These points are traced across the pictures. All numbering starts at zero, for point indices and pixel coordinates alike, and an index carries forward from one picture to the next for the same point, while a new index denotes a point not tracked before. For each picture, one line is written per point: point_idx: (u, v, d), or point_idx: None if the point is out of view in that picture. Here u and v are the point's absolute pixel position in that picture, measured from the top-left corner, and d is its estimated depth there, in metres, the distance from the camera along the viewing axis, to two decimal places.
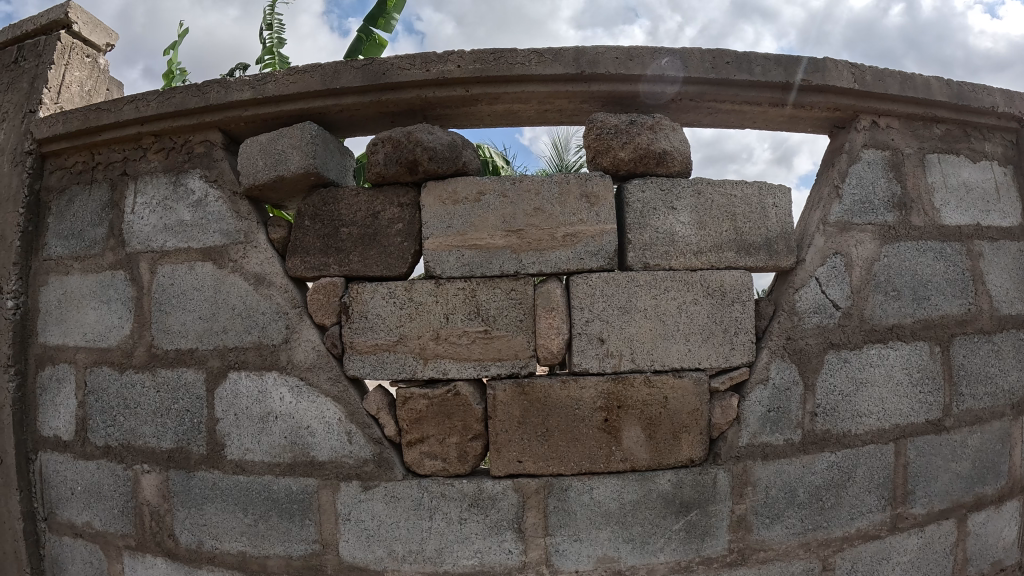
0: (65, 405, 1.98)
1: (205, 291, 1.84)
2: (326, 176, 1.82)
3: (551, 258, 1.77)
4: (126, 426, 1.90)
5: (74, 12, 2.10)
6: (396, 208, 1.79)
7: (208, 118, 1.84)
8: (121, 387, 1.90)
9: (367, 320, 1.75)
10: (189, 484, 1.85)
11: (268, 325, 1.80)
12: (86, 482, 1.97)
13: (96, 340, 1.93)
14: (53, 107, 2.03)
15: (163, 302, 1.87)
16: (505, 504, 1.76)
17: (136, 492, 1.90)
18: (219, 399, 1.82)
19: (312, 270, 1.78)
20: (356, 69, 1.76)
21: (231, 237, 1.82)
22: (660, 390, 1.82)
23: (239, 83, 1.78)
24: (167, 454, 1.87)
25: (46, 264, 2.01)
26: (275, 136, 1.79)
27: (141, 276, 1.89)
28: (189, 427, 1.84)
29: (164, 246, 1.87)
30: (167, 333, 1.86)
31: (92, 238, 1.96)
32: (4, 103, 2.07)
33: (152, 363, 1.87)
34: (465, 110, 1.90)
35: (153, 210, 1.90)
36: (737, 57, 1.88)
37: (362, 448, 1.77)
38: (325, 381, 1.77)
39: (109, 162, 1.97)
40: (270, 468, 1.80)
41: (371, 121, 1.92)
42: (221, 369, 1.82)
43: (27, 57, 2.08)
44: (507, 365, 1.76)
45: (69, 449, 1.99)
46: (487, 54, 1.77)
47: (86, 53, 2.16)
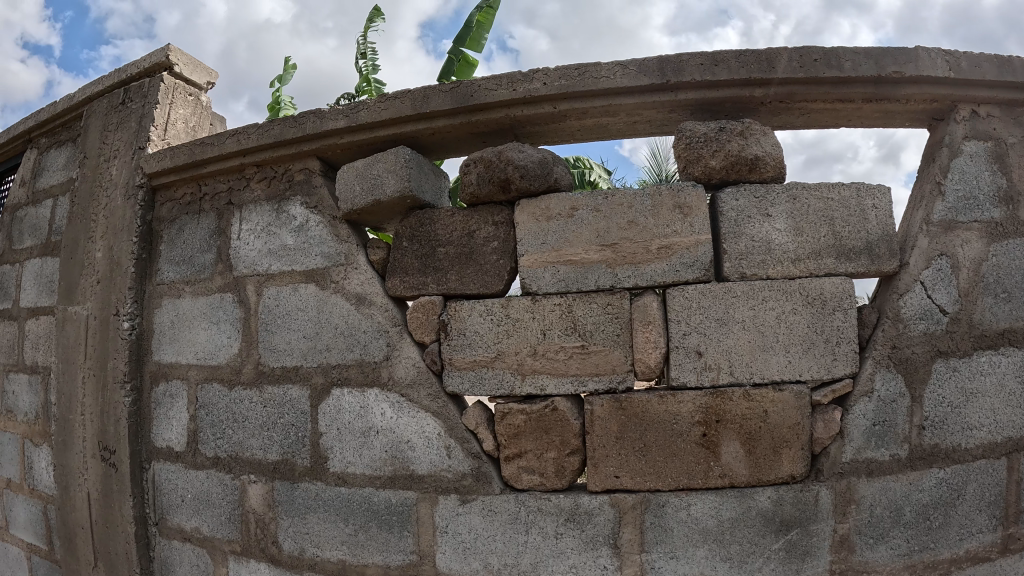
0: (177, 417, 2.08)
1: (309, 311, 1.86)
2: (422, 197, 1.82)
3: (646, 271, 1.75)
4: (235, 438, 1.99)
5: (176, 54, 2.18)
6: (490, 226, 1.78)
7: (306, 148, 1.90)
8: (230, 403, 1.98)
9: (465, 337, 1.75)
10: (293, 494, 1.93)
11: (370, 342, 1.81)
12: (196, 490, 2.09)
13: (206, 359, 2.01)
14: (161, 143, 2.11)
15: (270, 323, 1.91)
16: (601, 520, 1.78)
17: (244, 501, 2.00)
18: (323, 415, 1.86)
19: (411, 289, 1.78)
20: (445, 92, 1.80)
21: (333, 259, 1.84)
22: (760, 404, 1.79)
23: (335, 111, 1.84)
24: (273, 466, 1.95)
25: (159, 288, 2.09)
26: (371, 160, 1.82)
27: (248, 298, 1.94)
28: (294, 440, 1.91)
29: (269, 269, 1.91)
30: (273, 350, 1.90)
31: (202, 264, 2.01)
32: (114, 140, 2.16)
33: (260, 382, 1.93)
34: (554, 128, 1.93)
35: (258, 236, 1.94)
36: (826, 53, 1.86)
37: (461, 463, 1.79)
38: (424, 397, 1.79)
39: (216, 192, 2.03)
40: (371, 480, 1.85)
41: (462, 143, 1.96)
42: (324, 386, 1.85)
43: (133, 98, 2.16)
44: (605, 379, 1.75)
45: (181, 459, 2.10)
46: (570, 70, 1.80)
47: (188, 92, 2.23)
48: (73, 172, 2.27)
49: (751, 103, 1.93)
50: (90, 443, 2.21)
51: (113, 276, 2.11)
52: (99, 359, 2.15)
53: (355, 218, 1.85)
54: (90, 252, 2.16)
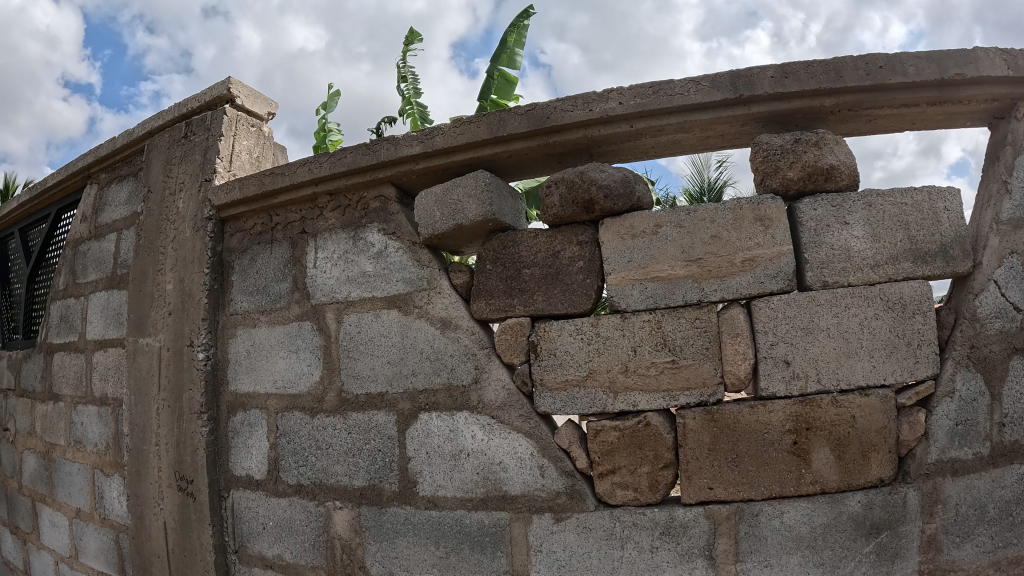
0: (257, 445, 2.09)
1: (392, 337, 1.88)
2: (502, 220, 1.83)
3: (732, 284, 1.78)
4: (318, 465, 2.00)
5: (236, 86, 2.21)
6: (575, 245, 1.83)
7: (380, 175, 1.92)
8: (312, 431, 1.98)
9: (556, 357, 1.80)
10: (381, 519, 1.93)
11: (458, 366, 1.83)
12: (278, 517, 2.09)
13: (285, 388, 2.01)
14: (227, 175, 2.14)
15: (352, 350, 1.92)
16: (697, 532, 1.78)
17: (329, 526, 2.00)
18: (411, 439, 1.88)
19: (498, 311, 1.82)
20: (521, 115, 1.84)
21: (415, 285, 1.85)
22: (848, 409, 1.80)
23: (409, 138, 1.87)
24: (359, 491, 1.96)
25: (233, 318, 2.11)
26: (449, 185, 1.83)
27: (328, 325, 1.95)
28: (381, 465, 1.92)
29: (349, 296, 1.92)
30: (356, 377, 1.92)
31: (277, 293, 2.03)
32: (179, 174, 2.20)
33: (344, 408, 1.94)
34: (628, 145, 1.96)
35: (335, 264, 1.95)
36: (890, 59, 1.87)
37: (555, 482, 1.82)
38: (516, 419, 1.82)
39: (288, 221, 2.05)
40: (463, 503, 1.86)
41: (536, 164, 1.99)
42: (411, 411, 1.87)
43: (197, 131, 2.20)
44: (695, 393, 1.77)
45: (261, 486, 2.11)
46: (645, 88, 1.84)
47: (250, 123, 2.26)
48: (140, 206, 2.32)
49: (820, 112, 1.95)
50: (165, 473, 2.23)
51: (185, 307, 2.12)
52: (174, 390, 2.16)
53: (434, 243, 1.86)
54: (161, 283, 2.19)
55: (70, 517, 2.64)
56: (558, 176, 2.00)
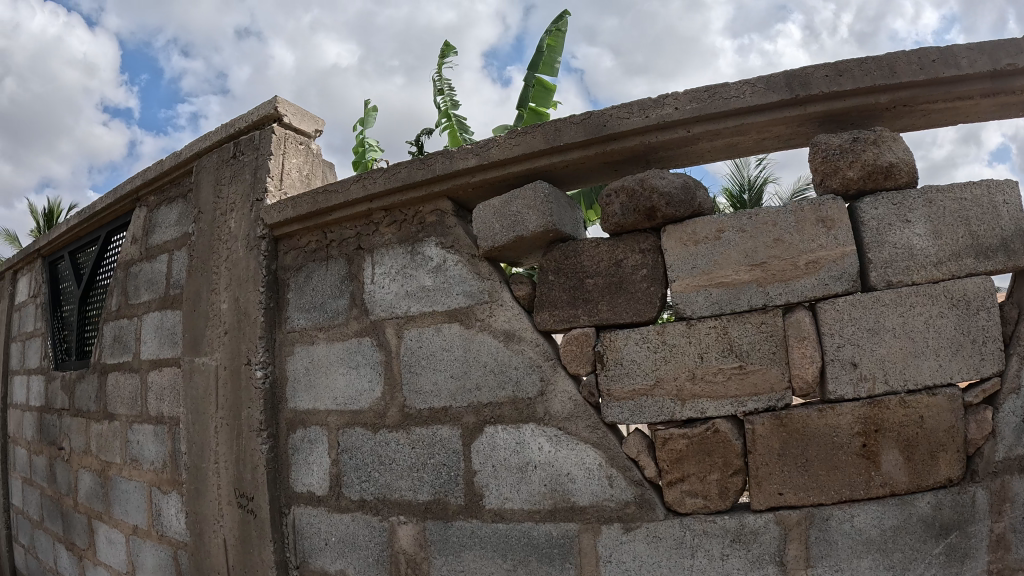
0: (320, 461, 2.12)
1: (454, 350, 1.93)
2: (563, 231, 1.87)
3: (796, 287, 1.78)
4: (382, 481, 2.02)
5: (284, 106, 2.26)
6: (637, 254, 1.87)
7: (437, 188, 1.95)
8: (375, 446, 2.03)
9: (622, 366, 1.83)
10: (447, 533, 1.95)
11: (522, 378, 1.87)
12: (340, 533, 2.10)
13: (347, 404, 2.06)
14: (278, 194, 2.19)
15: (415, 365, 1.97)
16: (767, 538, 1.76)
17: (393, 542, 2.01)
18: (477, 453, 1.91)
19: (562, 322, 1.88)
20: (577, 124, 1.86)
21: (476, 298, 1.90)
22: (916, 410, 1.76)
23: (464, 151, 1.89)
24: (425, 506, 1.98)
25: (290, 335, 2.18)
26: (508, 198, 1.86)
27: (388, 340, 2.00)
28: (447, 479, 1.94)
29: (409, 311, 1.99)
30: (419, 392, 1.97)
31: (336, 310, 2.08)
32: (230, 194, 2.26)
33: (407, 424, 1.98)
34: (684, 150, 1.97)
35: (393, 279, 2.01)
36: (942, 52, 1.81)
37: (624, 491, 1.83)
38: (583, 429, 1.85)
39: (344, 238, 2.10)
40: (530, 515, 1.88)
41: (593, 172, 2.00)
42: (476, 425, 1.91)
43: (246, 151, 2.24)
44: (763, 398, 1.77)
45: (323, 503, 2.13)
46: (700, 92, 1.84)
47: (299, 141, 2.31)
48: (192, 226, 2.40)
49: (875, 109, 1.91)
50: (225, 490, 2.25)
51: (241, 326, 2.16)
52: (232, 409, 2.19)
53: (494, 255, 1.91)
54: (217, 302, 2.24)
55: (127, 533, 2.69)
56: (614, 183, 2.01)
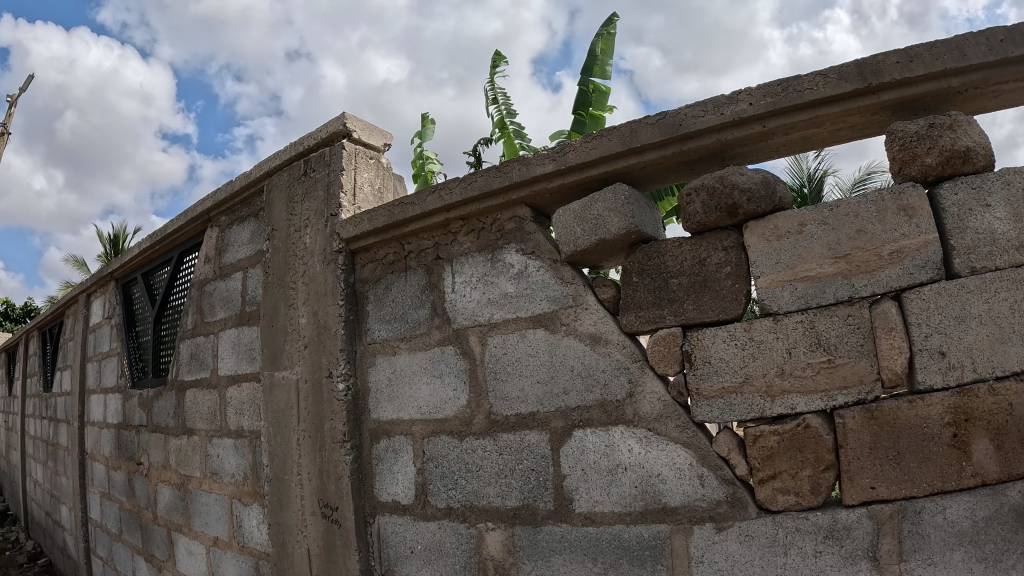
0: (405, 470, 2.24)
1: (540, 356, 2.04)
2: (645, 232, 1.94)
3: (881, 277, 1.74)
4: (470, 488, 2.11)
5: (352, 123, 2.51)
6: (720, 252, 1.90)
7: (515, 195, 2.08)
8: (461, 454, 2.14)
9: (711, 365, 1.86)
10: (536, 538, 2.01)
11: (611, 380, 1.95)
12: (426, 541, 2.18)
13: (431, 413, 2.20)
14: (352, 209, 2.44)
15: (499, 371, 2.10)
16: (860, 533, 1.70)
17: (482, 549, 2.08)
18: (565, 457, 1.99)
19: (649, 322, 1.93)
20: (652, 124, 1.90)
21: (561, 302, 2.01)
22: (1005, 396, 1.63)
23: (541, 157, 2.00)
24: (514, 511, 2.05)
25: (372, 346, 2.36)
26: (588, 202, 1.96)
27: (472, 348, 2.16)
28: (535, 484, 2.02)
29: (492, 318, 2.13)
30: (505, 399, 2.08)
31: (418, 320, 2.27)
32: (305, 210, 2.54)
33: (493, 431, 2.09)
34: (760, 145, 1.96)
35: (475, 287, 2.17)
36: (1012, 30, 1.69)
37: (716, 491, 1.83)
38: (673, 429, 1.88)
39: (421, 248, 2.30)
40: (622, 517, 1.92)
41: (669, 172, 2.03)
42: (565, 429, 1.99)
43: (321, 169, 2.50)
44: (853, 392, 1.74)
45: (408, 511, 2.22)
46: (773, 87, 1.84)
47: (370, 156, 2.56)
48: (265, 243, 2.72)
49: (946, 93, 1.81)
50: (309, 501, 2.39)
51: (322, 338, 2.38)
52: (314, 420, 2.38)
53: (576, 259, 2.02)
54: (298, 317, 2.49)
55: (208, 545, 2.89)
56: (692, 183, 2.04)
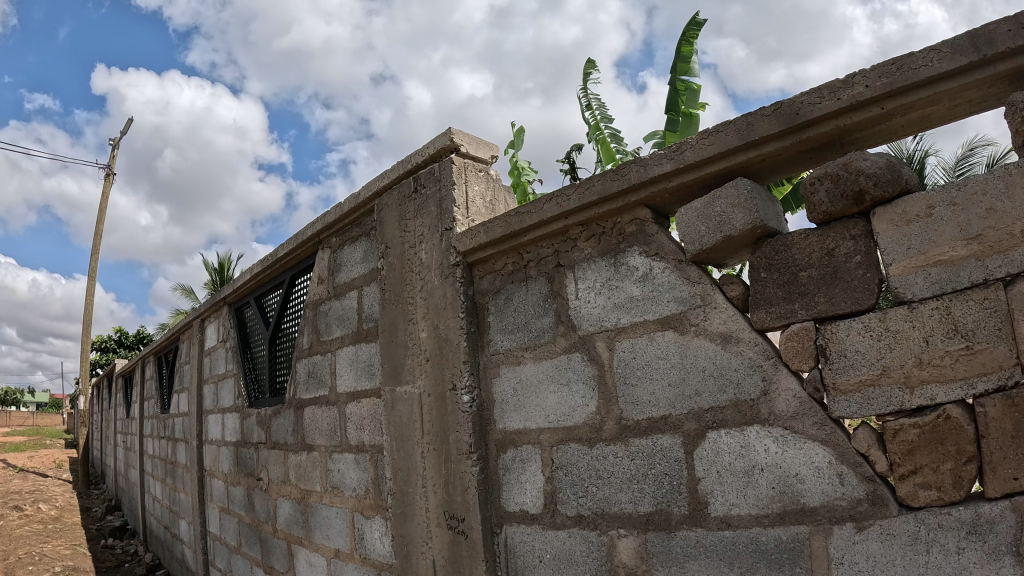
0: (532, 480, 2.94)
1: (671, 357, 2.46)
2: (771, 225, 2.29)
3: (1017, 257, 1.73)
4: (601, 495, 2.64)
5: (458, 143, 3.50)
6: (849, 241, 2.03)
7: (634, 198, 2.57)
8: (590, 460, 2.69)
9: (848, 357, 1.99)
10: (670, 544, 2.40)
11: (743, 379, 2.24)
12: (553, 551, 2.80)
13: (554, 420, 2.87)
14: (465, 221, 3.43)
15: (628, 375, 2.60)
16: (1004, 527, 1.72)
17: (612, 552, 2.59)
18: (700, 459, 2.34)
19: (780, 317, 2.16)
20: (769, 115, 2.18)
21: (690, 303, 2.42)
22: None
23: (661, 160, 2.44)
24: (648, 517, 2.48)
25: (495, 356, 3.18)
26: (714, 199, 2.37)
27: (599, 352, 2.73)
28: (670, 489, 2.41)
29: (618, 321, 2.67)
30: (632, 403, 2.56)
31: (540, 329, 2.98)
32: (422, 227, 3.60)
33: (626, 437, 2.57)
34: (879, 128, 2.09)
35: (598, 291, 2.76)
36: None
37: (856, 488, 1.98)
38: (812, 426, 2.07)
39: (541, 256, 3.02)
40: (760, 519, 2.18)
41: (789, 162, 2.29)
42: (700, 432, 2.35)
43: (432, 187, 3.54)
44: (993, 378, 1.75)
45: (536, 520, 2.90)
46: (889, 67, 1.96)
47: (478, 171, 3.61)
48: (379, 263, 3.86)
49: None
50: (435, 515, 3.27)
51: (445, 352, 3.31)
52: (440, 434, 3.29)
53: (701, 258, 2.43)
54: (418, 331, 3.50)
55: (329, 555, 3.95)
56: (813, 171, 2.27)
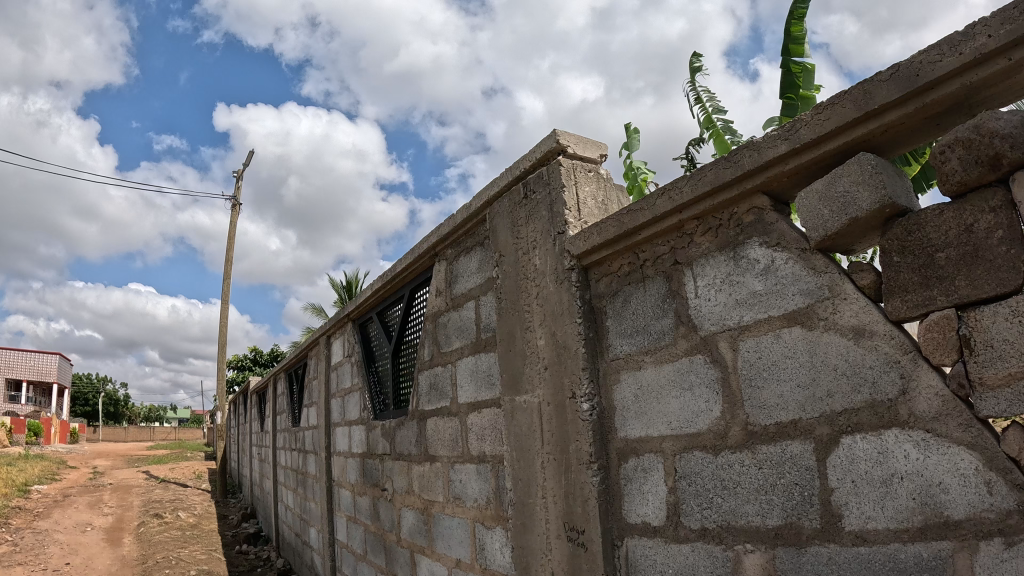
0: (654, 490, 2.97)
1: (799, 355, 2.48)
2: (900, 201, 2.28)
3: None
4: (727, 506, 2.67)
5: (564, 142, 3.50)
6: (989, 214, 1.97)
7: (751, 185, 2.64)
8: (713, 469, 2.74)
9: (995, 348, 1.92)
10: (801, 559, 2.41)
11: (879, 377, 2.22)
12: (678, 562, 2.83)
13: (678, 428, 2.91)
14: (576, 223, 3.43)
15: (754, 376, 2.63)
16: None
17: (738, 567, 2.60)
18: (834, 467, 2.34)
19: (918, 306, 2.12)
20: (887, 81, 2.20)
21: (817, 295, 2.43)
22: None
23: (776, 142, 2.51)
24: (777, 531, 2.48)
25: (616, 362, 3.23)
26: (836, 179, 2.41)
27: (722, 355, 2.77)
28: (801, 501, 2.42)
29: (742, 319, 2.70)
30: (759, 407, 2.60)
31: (660, 331, 3.05)
32: (535, 232, 3.60)
33: (754, 444, 2.60)
34: (1008, 84, 2.05)
35: (717, 287, 2.82)
36: None
37: (1006, 499, 1.89)
38: (955, 428, 2.01)
39: (657, 255, 3.10)
40: (899, 535, 2.14)
41: (915, 131, 2.29)
42: (832, 436, 2.35)
43: (543, 191, 3.56)
44: None
45: (659, 532, 2.92)
46: (1011, 12, 1.93)
47: (586, 170, 3.57)
48: (493, 271, 3.88)
49: None
50: (554, 526, 3.27)
51: (564, 360, 3.36)
52: (559, 444, 3.32)
53: (826, 246, 2.46)
54: (536, 339, 3.54)
55: (451, 565, 3.96)
56: (940, 139, 2.26)
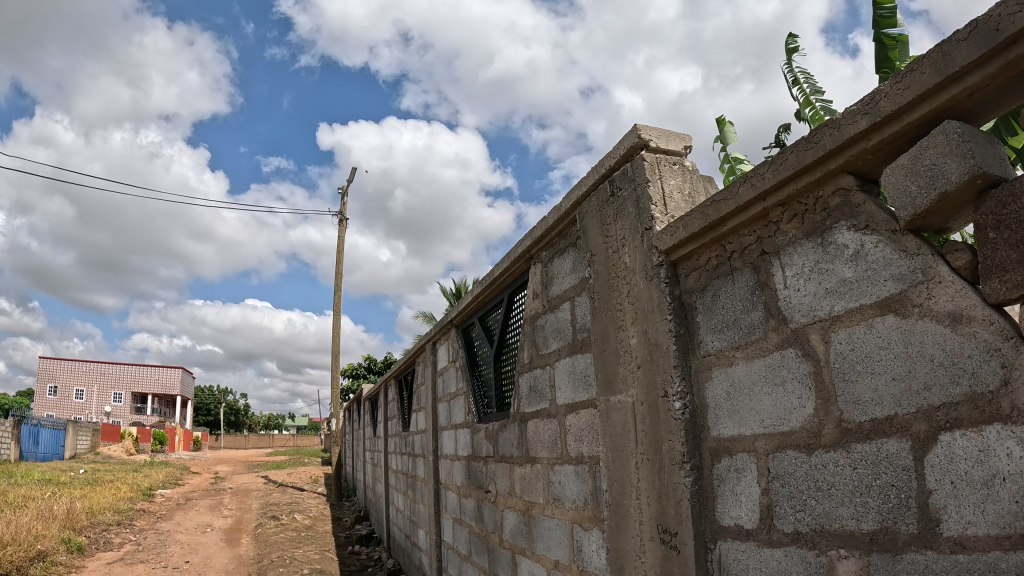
0: (747, 492, 2.84)
1: (894, 346, 2.28)
2: (992, 170, 2.06)
3: None
4: (822, 509, 2.51)
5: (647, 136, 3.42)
6: None
7: (835, 165, 2.46)
8: (806, 468, 2.58)
9: None
10: (897, 565, 2.22)
11: (979, 367, 2.00)
12: (771, 567, 2.69)
13: (770, 426, 2.77)
14: (663, 218, 3.33)
15: (848, 370, 2.45)
16: None
17: (832, 574, 2.44)
18: (932, 467, 2.13)
19: (1017, 287, 1.91)
20: (965, 40, 2.00)
21: (911, 279, 2.23)
22: None
23: (855, 118, 2.34)
24: (872, 536, 2.30)
25: (707, 359, 3.11)
26: (921, 152, 2.20)
27: (814, 347, 2.60)
28: (897, 504, 2.23)
29: (834, 309, 2.53)
30: (853, 403, 2.42)
31: (750, 324, 2.91)
32: (625, 230, 3.53)
33: (849, 442, 2.42)
34: None
35: (806, 276, 2.65)
36: None
37: None
38: None
39: (744, 246, 2.96)
40: (1000, 542, 1.93)
41: (1006, 93, 2.06)
42: (928, 433, 2.15)
43: (629, 187, 3.49)
44: None
45: (752, 536, 2.79)
46: None
47: (670, 163, 3.48)
48: (587, 271, 3.84)
49: None
50: (648, 528, 3.20)
51: (656, 358, 3.27)
52: (653, 444, 3.24)
53: (917, 224, 2.25)
54: (629, 337, 3.47)
55: (550, 566, 3.97)
56: None
